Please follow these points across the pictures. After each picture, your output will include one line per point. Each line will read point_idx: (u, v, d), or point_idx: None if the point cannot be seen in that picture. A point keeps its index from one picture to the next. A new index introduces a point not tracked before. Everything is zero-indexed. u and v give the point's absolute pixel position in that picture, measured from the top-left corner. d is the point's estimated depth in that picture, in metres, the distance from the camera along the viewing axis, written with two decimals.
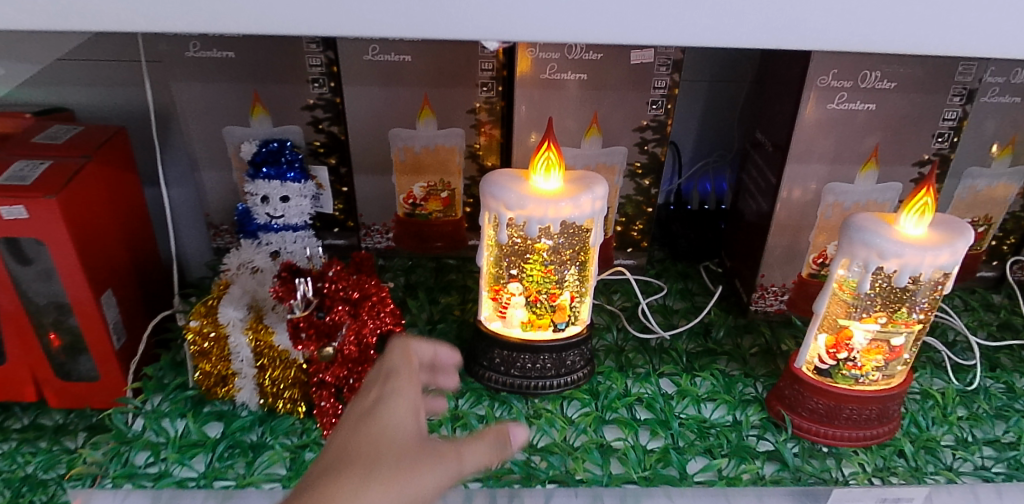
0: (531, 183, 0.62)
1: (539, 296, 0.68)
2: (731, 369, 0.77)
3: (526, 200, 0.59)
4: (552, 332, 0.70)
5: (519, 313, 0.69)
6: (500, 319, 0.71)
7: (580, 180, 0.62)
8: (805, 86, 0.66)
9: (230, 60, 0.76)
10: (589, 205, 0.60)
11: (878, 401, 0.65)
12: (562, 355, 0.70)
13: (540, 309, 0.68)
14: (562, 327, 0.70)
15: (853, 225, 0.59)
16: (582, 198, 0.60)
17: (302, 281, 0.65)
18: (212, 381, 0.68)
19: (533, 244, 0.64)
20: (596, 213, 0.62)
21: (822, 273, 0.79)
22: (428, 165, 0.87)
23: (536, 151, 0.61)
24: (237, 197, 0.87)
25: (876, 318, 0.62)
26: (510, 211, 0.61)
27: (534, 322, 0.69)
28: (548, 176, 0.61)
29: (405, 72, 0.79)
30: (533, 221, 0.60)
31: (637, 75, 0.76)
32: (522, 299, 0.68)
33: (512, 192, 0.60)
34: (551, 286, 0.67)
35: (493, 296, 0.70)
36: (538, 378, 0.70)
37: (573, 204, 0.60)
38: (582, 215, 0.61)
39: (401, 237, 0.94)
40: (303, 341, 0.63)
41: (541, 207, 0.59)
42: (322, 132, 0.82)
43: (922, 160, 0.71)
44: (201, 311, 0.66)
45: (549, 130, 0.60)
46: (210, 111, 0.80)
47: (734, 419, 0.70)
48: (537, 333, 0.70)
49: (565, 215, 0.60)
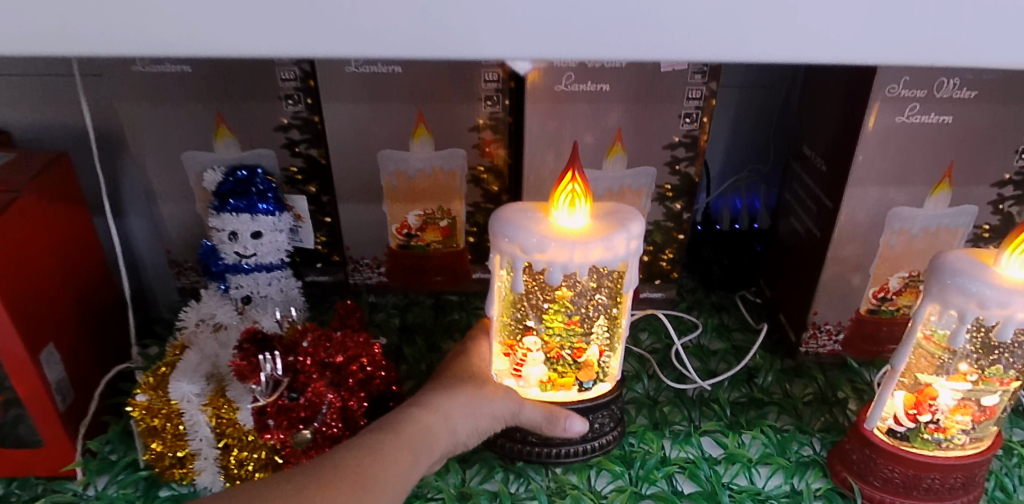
0: (552, 220, 0.51)
1: (562, 353, 0.57)
2: (782, 424, 0.67)
3: (549, 242, 0.48)
4: (576, 392, 0.59)
5: (537, 372, 0.58)
6: (514, 379, 0.59)
7: (611, 215, 0.52)
8: (870, 95, 0.56)
9: (187, 75, 0.65)
10: (624, 247, 0.50)
11: (965, 468, 0.53)
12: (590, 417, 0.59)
13: (562, 367, 0.57)
14: (588, 386, 0.59)
15: (944, 267, 0.47)
16: (616, 238, 0.49)
17: (268, 357, 0.55)
18: (167, 462, 0.56)
19: (555, 291, 0.53)
20: (629, 255, 0.51)
21: (883, 309, 0.69)
22: (425, 191, 0.76)
23: (558, 182, 0.50)
24: (203, 232, 0.76)
25: (965, 375, 0.50)
26: (528, 256, 0.50)
27: (556, 381, 0.58)
28: (572, 211, 0.50)
29: (395, 85, 0.68)
30: (556, 267, 0.49)
31: (669, 84, 0.66)
32: (541, 356, 0.57)
33: (530, 232, 0.49)
34: (576, 339, 0.56)
35: (505, 350, 0.59)
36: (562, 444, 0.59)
37: (605, 247, 0.49)
38: (615, 258, 0.50)
39: (395, 272, 0.83)
40: (271, 430, 0.53)
41: (566, 250, 0.48)
42: (299, 156, 0.71)
43: (1003, 180, 0.61)
44: (150, 383, 0.56)
45: (574, 156, 0.49)
46: (168, 134, 0.68)
47: (793, 490, 0.59)
48: (558, 393, 0.59)
49: (594, 259, 0.49)
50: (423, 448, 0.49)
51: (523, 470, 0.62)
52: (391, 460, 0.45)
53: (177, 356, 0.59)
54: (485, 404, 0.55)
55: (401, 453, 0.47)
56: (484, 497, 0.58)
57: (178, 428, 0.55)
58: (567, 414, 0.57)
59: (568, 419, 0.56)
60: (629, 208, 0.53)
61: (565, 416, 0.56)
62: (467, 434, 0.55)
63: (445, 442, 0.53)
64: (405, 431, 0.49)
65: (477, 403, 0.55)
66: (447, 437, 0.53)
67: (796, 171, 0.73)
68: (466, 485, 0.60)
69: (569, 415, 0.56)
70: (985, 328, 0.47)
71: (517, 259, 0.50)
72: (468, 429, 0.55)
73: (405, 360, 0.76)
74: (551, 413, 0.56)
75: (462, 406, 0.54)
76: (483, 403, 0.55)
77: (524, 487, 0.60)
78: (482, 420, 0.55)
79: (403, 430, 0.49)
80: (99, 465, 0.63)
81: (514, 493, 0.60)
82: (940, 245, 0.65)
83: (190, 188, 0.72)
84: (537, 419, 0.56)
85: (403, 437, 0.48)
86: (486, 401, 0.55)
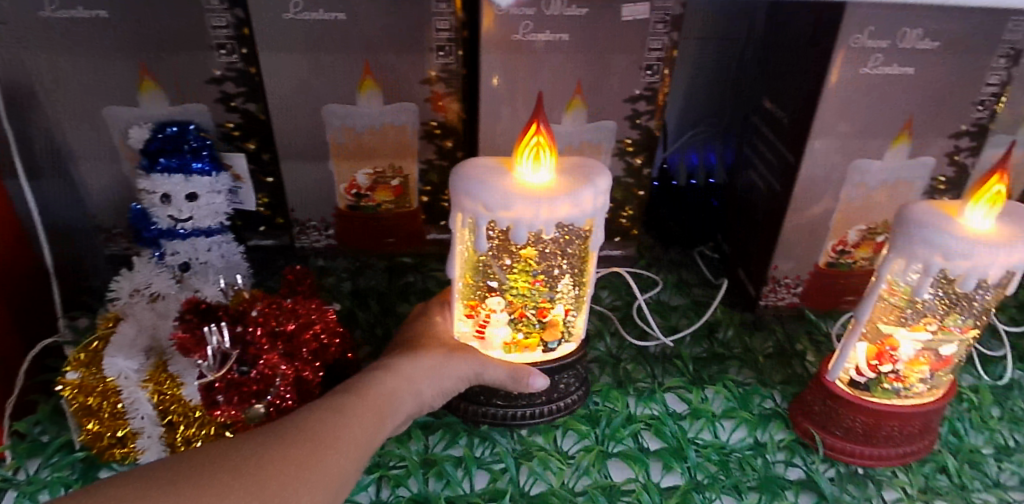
0: (516, 175, 0.48)
1: (526, 313, 0.55)
2: (744, 377, 0.68)
3: (513, 199, 0.46)
4: (541, 352, 0.58)
5: (501, 333, 0.56)
6: (477, 340, 0.57)
7: (578, 170, 0.49)
8: (834, 45, 0.55)
9: (104, 21, 0.58)
10: (591, 203, 0.48)
11: (921, 416, 0.56)
12: (555, 378, 0.58)
13: (527, 327, 0.56)
14: (553, 346, 0.58)
15: (909, 219, 0.47)
16: (583, 194, 0.47)
17: (213, 328, 0.50)
18: (105, 442, 0.51)
19: (519, 250, 0.51)
20: (597, 212, 0.49)
21: (840, 262, 0.70)
22: (376, 148, 0.72)
23: (522, 134, 0.47)
24: (132, 195, 0.69)
25: (924, 326, 0.52)
26: (491, 214, 0.47)
27: (520, 343, 0.57)
28: (537, 166, 0.48)
29: (340, 34, 0.63)
30: (522, 225, 0.47)
31: (631, 34, 0.63)
32: (505, 317, 0.55)
33: (493, 189, 0.46)
34: (540, 299, 0.54)
35: (468, 311, 0.57)
36: (527, 405, 0.58)
37: (572, 203, 0.47)
38: (582, 215, 0.48)
39: (344, 233, 0.79)
40: (221, 406, 0.49)
41: (532, 207, 0.46)
42: (235, 111, 0.65)
43: (960, 131, 0.62)
44: (80, 360, 0.51)
45: (539, 107, 0.46)
46: (84, 87, 0.61)
47: (756, 442, 0.61)
48: (523, 355, 0.57)
49: (561, 216, 0.47)
50: (388, 411, 0.47)
51: (488, 434, 0.60)
52: (356, 423, 0.43)
53: (109, 330, 0.53)
54: (447, 367, 0.52)
55: (366, 417, 0.44)
56: (448, 463, 0.57)
57: (115, 406, 0.50)
58: (530, 372, 0.55)
59: (532, 376, 0.55)
60: (597, 162, 0.51)
61: (529, 374, 0.55)
62: (431, 396, 0.53)
63: (410, 405, 0.50)
64: (370, 393, 0.46)
65: (440, 365, 0.52)
66: (412, 401, 0.50)
67: (756, 125, 0.72)
68: (429, 452, 0.59)
69: (534, 373, 0.55)
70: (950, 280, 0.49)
71: (480, 217, 0.48)
72: (433, 392, 0.52)
73: (359, 326, 0.73)
74: (514, 371, 0.54)
75: (427, 370, 0.52)
76: (447, 365, 0.53)
77: (490, 452, 0.59)
78: (447, 382, 0.53)
79: (368, 393, 0.46)
80: (29, 447, 0.55)
81: (479, 457, 0.58)
82: (897, 197, 0.66)
83: (113, 146, 0.65)
84: (501, 379, 0.54)
85: (369, 400, 0.46)
86: (450, 363, 0.53)
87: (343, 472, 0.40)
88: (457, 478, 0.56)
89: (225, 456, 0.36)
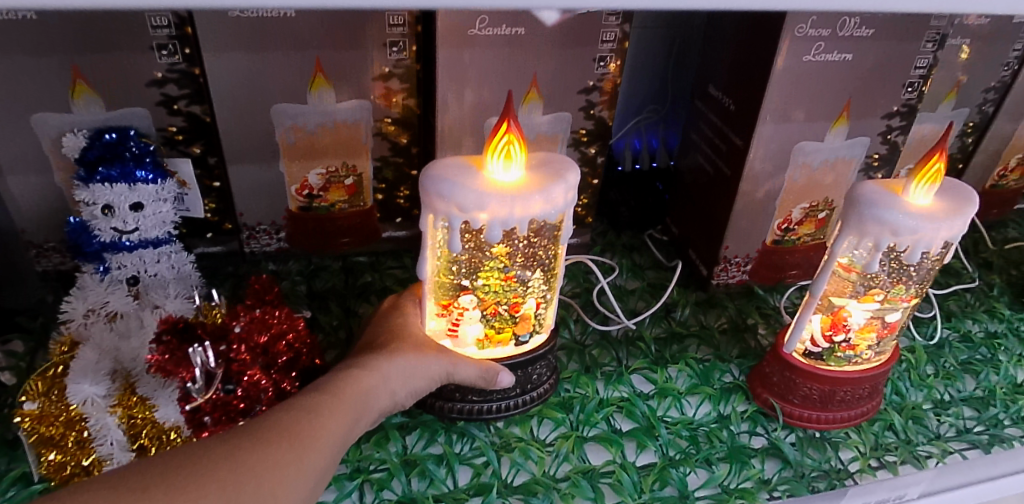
0: (487, 174, 0.48)
1: (498, 309, 0.55)
2: (703, 354, 0.71)
3: (488, 199, 0.46)
4: (513, 346, 0.58)
5: (474, 330, 0.57)
6: (450, 338, 0.57)
7: (547, 166, 0.50)
8: (781, 34, 0.58)
9: (32, 23, 0.54)
10: (563, 199, 0.49)
11: (869, 380, 0.61)
12: (527, 369, 0.59)
13: (499, 323, 0.56)
14: (525, 338, 0.58)
15: (862, 199, 0.51)
16: (555, 191, 0.48)
17: (198, 349, 0.49)
18: (68, 473, 0.47)
19: (491, 249, 0.51)
20: (567, 207, 0.50)
21: (785, 238, 0.74)
22: (327, 147, 0.69)
23: (493, 133, 0.47)
24: (65, 206, 0.65)
25: (873, 296, 0.56)
26: (466, 214, 0.47)
27: (493, 338, 0.57)
28: (508, 164, 0.48)
29: (288, 31, 0.60)
30: (496, 224, 0.47)
31: (584, 27, 0.64)
32: (478, 314, 0.56)
33: (466, 190, 0.46)
34: (512, 294, 0.55)
35: (440, 310, 0.56)
36: (501, 399, 0.59)
37: (545, 200, 0.47)
38: (554, 212, 0.49)
39: (296, 236, 0.75)
40: (209, 428, 0.49)
41: (507, 206, 0.46)
42: (179, 114, 0.62)
43: (892, 112, 0.67)
44: (38, 388, 0.48)
45: (508, 106, 0.46)
46: (7, 92, 0.57)
47: (720, 415, 0.64)
48: (496, 350, 0.58)
49: (534, 214, 0.48)
50: (364, 410, 0.46)
51: (465, 429, 0.61)
52: (330, 421, 0.42)
53: (69, 355, 0.51)
54: (422, 367, 0.52)
55: (342, 416, 0.43)
56: (430, 462, 0.57)
57: (81, 434, 0.47)
58: (499, 369, 0.56)
59: (500, 373, 0.56)
60: (564, 157, 0.52)
61: (498, 370, 0.56)
62: (405, 397, 0.52)
63: (385, 402, 0.49)
64: (347, 390, 0.45)
65: (414, 364, 0.52)
66: (387, 399, 0.50)
67: (700, 110, 0.75)
68: (408, 452, 0.58)
69: (500, 370, 0.56)
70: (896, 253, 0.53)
71: (453, 218, 0.48)
72: (407, 393, 0.52)
73: (319, 329, 0.70)
74: (486, 371, 0.55)
75: (402, 370, 0.51)
76: (422, 365, 0.52)
77: (469, 446, 0.59)
78: (422, 384, 0.53)
79: (344, 391, 0.45)
80: None
81: (459, 453, 0.59)
82: (837, 174, 0.70)
83: (43, 156, 0.61)
84: (474, 378, 0.55)
85: (345, 399, 0.44)
86: (425, 362, 0.52)
87: (314, 473, 0.39)
88: (440, 475, 0.56)
89: (192, 460, 0.34)
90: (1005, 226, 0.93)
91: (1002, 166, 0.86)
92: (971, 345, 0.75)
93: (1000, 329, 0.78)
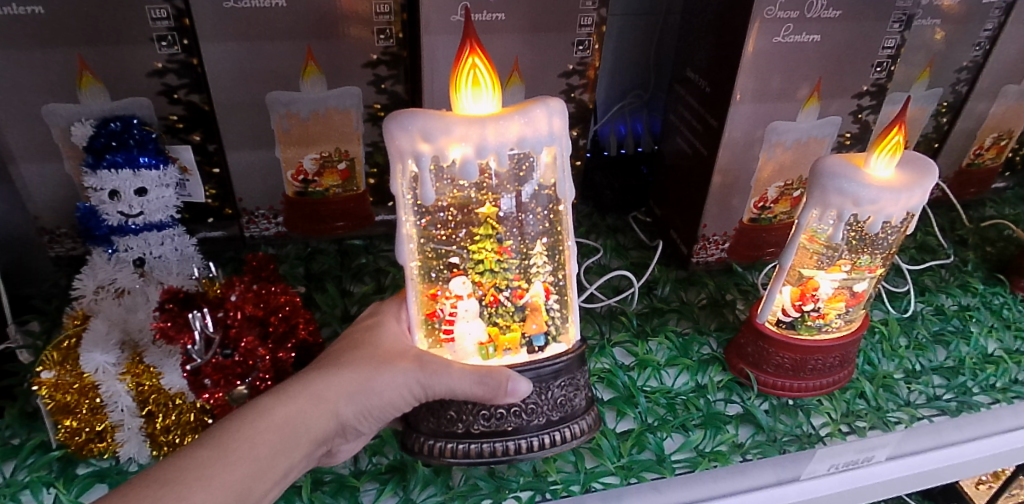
0: (456, 110, 0.44)
1: (500, 296, 0.49)
2: (683, 327, 0.74)
3: (454, 122, 0.42)
4: (526, 354, 0.50)
5: (472, 331, 0.49)
6: (448, 350, 0.50)
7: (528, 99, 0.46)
8: (750, 16, 0.60)
9: (40, 18, 0.57)
10: (546, 123, 0.44)
11: (841, 348, 0.63)
12: (550, 393, 0.50)
13: (502, 318, 0.49)
14: (539, 345, 0.50)
15: (824, 172, 0.55)
16: (534, 112, 0.43)
17: (197, 315, 0.53)
18: (84, 438, 0.54)
19: (479, 211, 0.46)
20: (556, 139, 0.45)
21: (762, 217, 0.77)
22: (321, 132, 0.72)
23: (456, 62, 0.43)
24: (74, 194, 0.68)
25: (840, 267, 0.59)
26: (433, 146, 0.43)
27: (497, 341, 0.49)
28: (478, 94, 0.43)
29: (280, 21, 0.63)
30: (468, 150, 0.42)
31: (563, 11, 0.66)
32: (474, 306, 0.49)
33: (428, 116, 0.42)
34: (515, 276, 0.49)
35: (428, 310, 0.50)
36: (521, 434, 0.50)
37: (523, 121, 0.43)
38: (539, 138, 0.44)
39: (293, 220, 0.78)
40: (209, 390, 0.54)
41: (476, 127, 0.42)
42: (178, 103, 0.65)
43: (861, 91, 0.70)
44: (54, 359, 0.54)
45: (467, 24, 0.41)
46: (19, 84, 0.60)
47: (697, 384, 0.67)
48: (503, 358, 0.50)
49: (513, 138, 0.43)
50: (279, 451, 0.44)
51: None
52: (200, 487, 0.40)
53: (81, 327, 0.56)
54: (378, 381, 0.49)
55: (230, 477, 0.41)
56: None
57: (94, 401, 0.54)
58: (509, 375, 0.47)
59: (511, 380, 0.47)
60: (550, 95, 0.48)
61: (506, 378, 0.47)
62: (354, 416, 0.49)
63: (322, 425, 0.47)
64: (237, 445, 0.43)
65: (366, 380, 0.49)
66: (327, 422, 0.48)
67: (679, 94, 0.77)
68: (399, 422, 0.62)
69: (512, 375, 0.47)
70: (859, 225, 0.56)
71: (419, 154, 0.43)
72: (355, 411, 0.49)
73: (316, 307, 0.73)
74: (482, 376, 0.46)
75: (347, 388, 0.49)
76: (378, 379, 0.49)
77: None
78: (375, 401, 0.49)
79: (235, 446, 0.43)
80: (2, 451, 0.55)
81: None
82: (810, 153, 0.73)
83: (54, 144, 0.64)
84: (470, 388, 0.46)
85: (231, 450, 0.42)
86: (379, 379, 0.49)
87: None
88: None
89: None
90: (982, 205, 0.96)
91: (977, 145, 0.88)
92: (943, 317, 0.78)
93: (973, 302, 0.80)
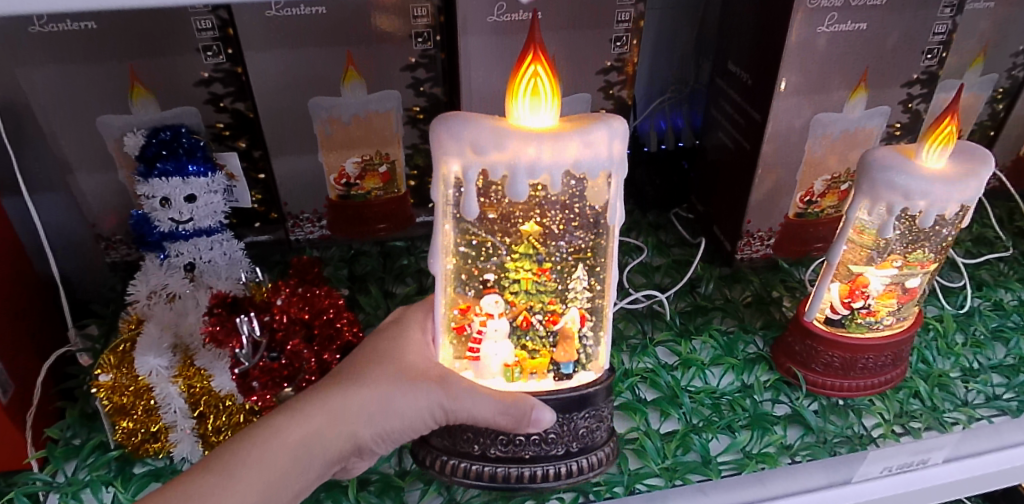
0: (510, 120, 0.44)
1: (531, 319, 0.49)
2: (727, 325, 0.73)
3: (509, 138, 0.41)
4: (552, 380, 0.50)
5: (501, 354, 0.49)
6: (472, 368, 0.51)
7: (583, 116, 0.45)
8: (793, 7, 0.58)
9: (93, 32, 0.59)
10: (606, 145, 0.42)
11: (893, 346, 0.61)
12: (573, 424, 0.50)
13: (532, 343, 0.49)
14: (566, 372, 0.50)
15: (874, 165, 0.53)
16: (595, 134, 0.42)
17: (245, 319, 0.55)
18: (139, 438, 0.56)
19: (523, 225, 0.45)
20: (612, 163, 0.44)
21: (808, 211, 0.75)
22: (361, 136, 0.73)
23: (515, 70, 0.42)
24: (127, 202, 0.70)
25: (891, 263, 0.57)
26: (483, 160, 0.42)
27: (525, 365, 0.50)
28: (535, 105, 0.43)
29: (319, 28, 0.64)
30: (522, 170, 0.41)
31: (601, 6, 0.65)
32: (504, 326, 0.48)
33: (482, 129, 0.41)
34: (548, 298, 0.48)
35: (456, 325, 0.50)
36: (538, 462, 0.50)
37: (582, 142, 0.42)
38: (595, 161, 0.42)
39: (337, 223, 0.80)
40: (257, 391, 0.55)
41: (532, 144, 0.41)
42: (225, 111, 0.67)
43: (911, 80, 0.68)
44: (111, 362, 0.56)
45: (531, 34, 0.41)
46: (75, 98, 0.62)
47: (743, 384, 0.66)
48: (529, 383, 0.50)
49: (570, 158, 0.42)
50: (289, 472, 0.46)
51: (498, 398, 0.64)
52: None
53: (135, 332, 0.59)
54: (394, 401, 0.50)
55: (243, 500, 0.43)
56: None
57: (148, 403, 0.56)
58: (535, 404, 0.47)
59: (537, 409, 0.47)
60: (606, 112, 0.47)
61: (533, 407, 0.47)
62: (372, 436, 0.51)
63: (337, 445, 0.49)
64: (244, 466, 0.44)
65: (382, 399, 0.50)
66: (342, 441, 0.49)
67: (720, 87, 0.75)
68: None
69: (538, 405, 0.47)
70: (911, 217, 0.54)
71: (466, 166, 0.42)
72: (374, 432, 0.50)
73: (361, 309, 0.74)
74: (509, 406, 0.46)
75: (366, 405, 0.49)
76: (399, 398, 0.49)
77: None
78: (393, 422, 0.50)
79: (244, 467, 0.44)
80: (65, 451, 0.57)
81: None
82: (858, 145, 0.71)
83: (107, 154, 0.66)
84: (494, 415, 0.46)
85: (235, 471, 0.44)
86: (394, 400, 0.50)
87: None
88: None
89: None
90: None
91: None
92: (1003, 312, 0.75)
93: None
